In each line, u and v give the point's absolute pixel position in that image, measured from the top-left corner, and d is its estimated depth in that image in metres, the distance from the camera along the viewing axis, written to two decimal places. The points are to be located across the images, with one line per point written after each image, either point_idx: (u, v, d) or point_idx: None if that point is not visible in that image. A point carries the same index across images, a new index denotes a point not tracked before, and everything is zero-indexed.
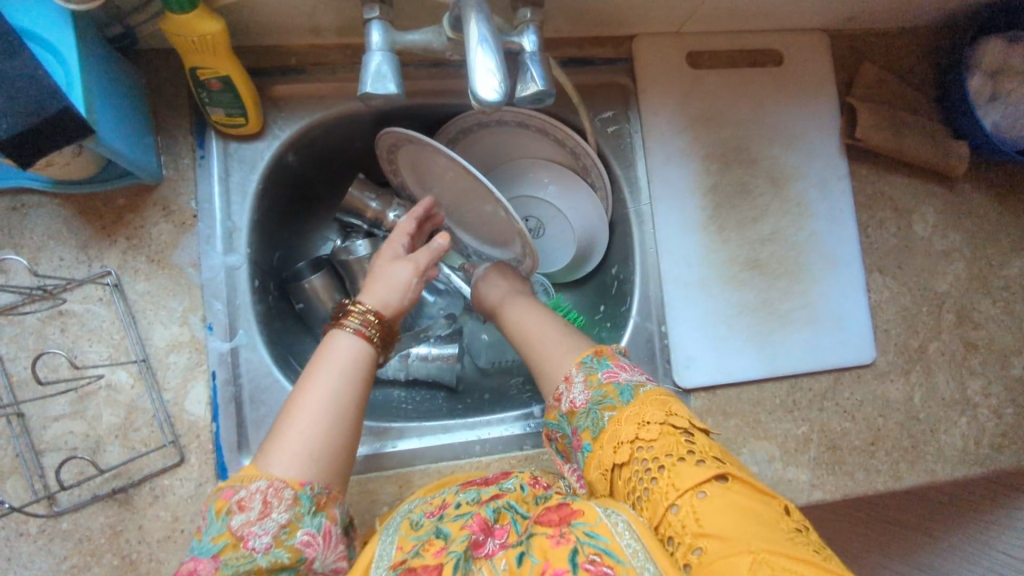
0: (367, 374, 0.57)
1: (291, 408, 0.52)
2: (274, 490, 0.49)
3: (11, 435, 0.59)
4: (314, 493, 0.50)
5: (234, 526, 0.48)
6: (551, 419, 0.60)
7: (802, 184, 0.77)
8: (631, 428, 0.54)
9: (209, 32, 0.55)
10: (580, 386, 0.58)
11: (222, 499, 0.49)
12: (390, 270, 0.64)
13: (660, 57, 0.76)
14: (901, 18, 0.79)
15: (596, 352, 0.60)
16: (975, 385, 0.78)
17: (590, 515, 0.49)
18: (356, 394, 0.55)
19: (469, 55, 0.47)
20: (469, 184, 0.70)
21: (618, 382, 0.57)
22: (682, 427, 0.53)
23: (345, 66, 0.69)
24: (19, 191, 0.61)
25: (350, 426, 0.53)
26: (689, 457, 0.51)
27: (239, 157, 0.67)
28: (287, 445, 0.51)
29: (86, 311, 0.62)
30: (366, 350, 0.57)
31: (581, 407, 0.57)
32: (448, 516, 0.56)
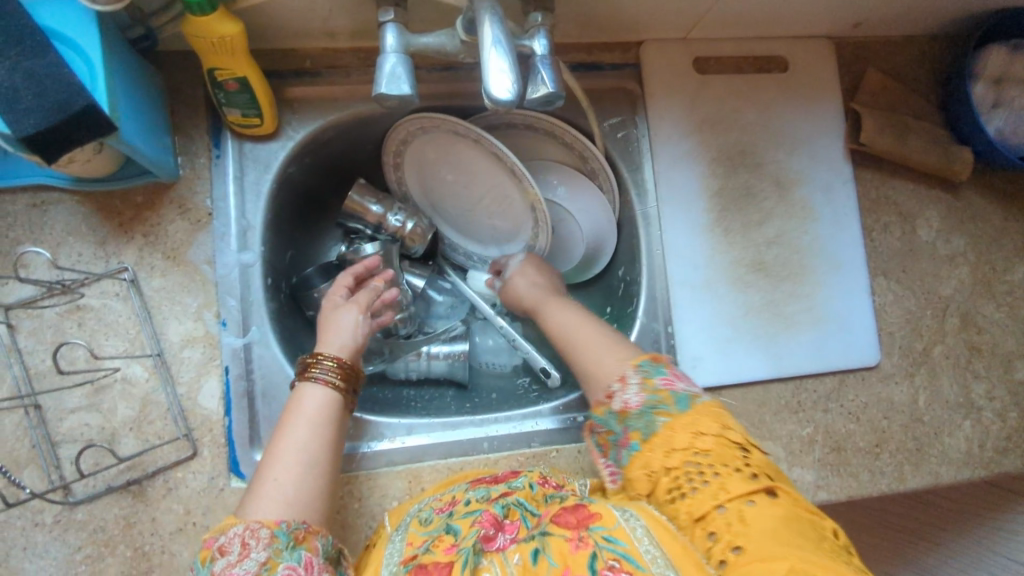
0: (335, 418, 0.59)
1: (266, 460, 0.54)
2: (251, 531, 0.49)
3: (29, 426, 0.60)
4: (291, 529, 0.50)
5: (217, 571, 0.48)
6: (597, 413, 0.58)
7: (807, 188, 0.78)
8: (686, 436, 0.53)
9: (228, 34, 0.56)
10: (635, 388, 0.57)
11: (206, 547, 0.50)
12: (343, 317, 0.66)
13: (667, 62, 0.77)
14: (905, 26, 0.80)
15: (652, 357, 0.59)
16: (979, 388, 0.79)
17: (608, 520, 0.50)
18: (324, 439, 0.56)
19: (483, 57, 0.48)
20: (473, 153, 0.77)
21: (675, 391, 0.56)
22: (738, 443, 0.52)
23: (358, 69, 0.71)
24: (40, 188, 0.63)
25: (322, 469, 0.55)
26: (741, 472, 0.50)
27: (253, 157, 0.69)
28: (265, 492, 0.52)
29: (103, 306, 0.63)
30: (334, 398, 0.60)
31: (634, 408, 0.56)
32: (457, 513, 0.56)
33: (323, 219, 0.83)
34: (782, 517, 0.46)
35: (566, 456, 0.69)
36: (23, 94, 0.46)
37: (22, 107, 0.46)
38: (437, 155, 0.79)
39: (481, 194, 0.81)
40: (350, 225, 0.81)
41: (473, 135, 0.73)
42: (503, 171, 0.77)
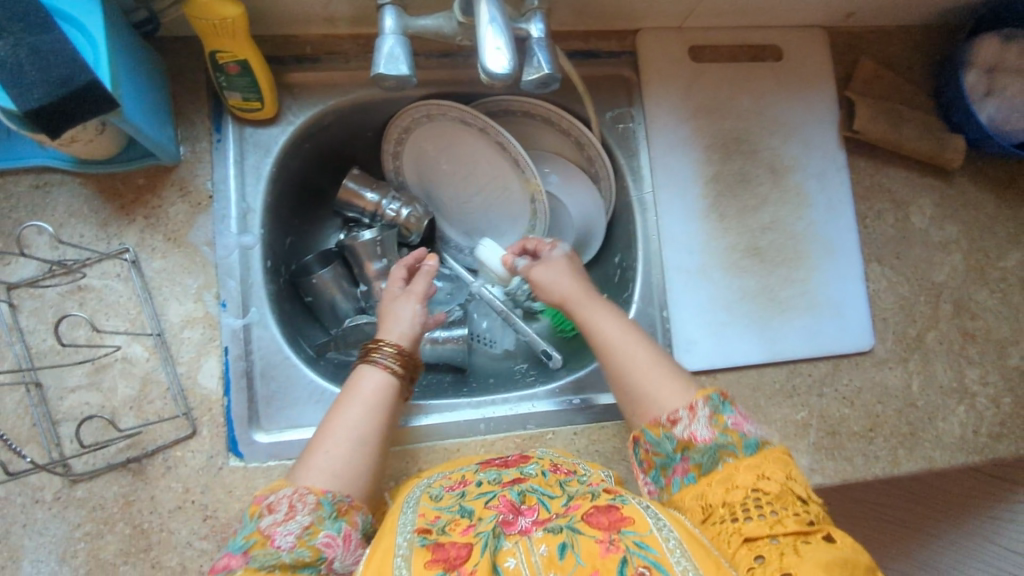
0: (391, 404, 0.60)
1: (320, 433, 0.57)
2: (299, 495, 0.52)
3: (30, 403, 0.61)
4: (335, 500, 0.53)
5: (263, 525, 0.51)
6: (653, 431, 0.59)
7: (801, 175, 0.79)
8: (749, 477, 0.53)
9: (229, 16, 0.57)
10: (704, 421, 0.57)
11: (255, 504, 0.53)
12: (402, 310, 0.67)
13: (663, 51, 0.78)
14: (898, 15, 0.81)
15: (721, 393, 0.59)
16: (973, 374, 0.80)
17: (640, 526, 0.49)
18: (378, 422, 0.58)
19: (479, 34, 0.50)
20: (479, 145, 0.78)
21: (744, 433, 0.56)
22: (801, 492, 0.52)
23: (357, 55, 0.72)
24: (43, 170, 0.64)
25: (373, 449, 0.57)
26: (801, 515, 0.50)
27: (253, 141, 0.69)
28: (314, 463, 0.55)
29: (104, 287, 0.64)
30: (390, 383, 0.61)
31: (700, 441, 0.56)
32: (470, 494, 0.57)
33: (321, 206, 0.83)
34: (837, 555, 0.46)
35: (562, 438, 0.70)
36: (28, 69, 0.47)
37: (27, 81, 0.47)
38: (434, 148, 0.81)
39: (478, 186, 0.82)
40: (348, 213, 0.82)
41: (480, 123, 0.75)
42: (504, 161, 0.78)
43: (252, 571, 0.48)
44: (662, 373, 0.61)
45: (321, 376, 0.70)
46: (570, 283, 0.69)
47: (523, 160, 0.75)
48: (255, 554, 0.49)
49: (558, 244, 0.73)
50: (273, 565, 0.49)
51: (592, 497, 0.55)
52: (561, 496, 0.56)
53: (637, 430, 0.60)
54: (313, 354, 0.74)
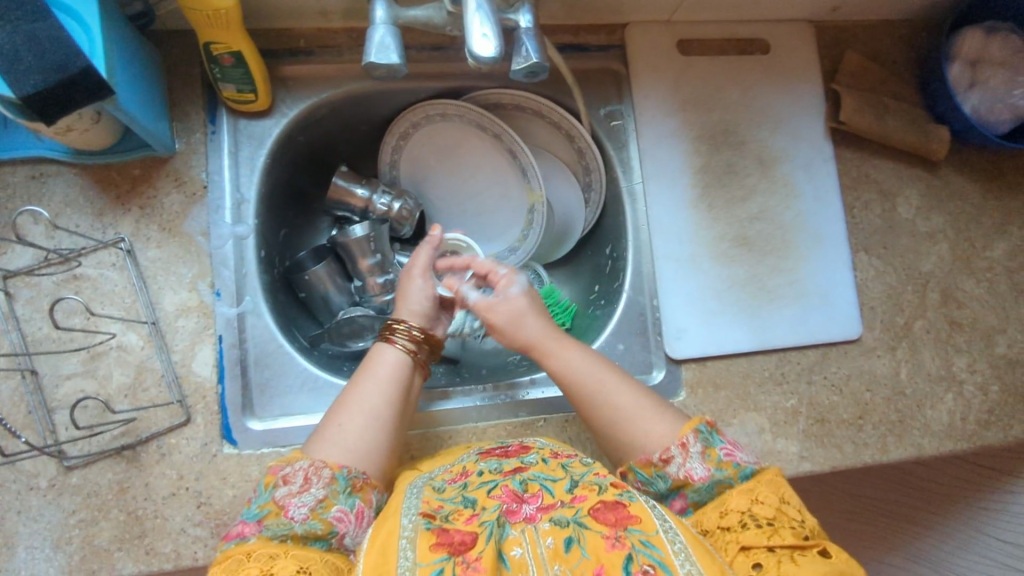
0: (406, 383, 0.62)
1: (337, 407, 0.59)
2: (315, 468, 0.54)
3: (25, 391, 0.62)
4: (351, 476, 0.54)
5: (278, 496, 0.53)
6: (644, 470, 0.57)
7: (789, 166, 0.80)
8: (744, 501, 0.53)
9: (223, 7, 0.58)
10: (698, 457, 0.57)
11: (271, 474, 0.55)
12: (418, 285, 0.68)
13: (651, 44, 0.79)
14: (882, 9, 0.83)
15: (709, 422, 0.59)
16: (961, 362, 0.80)
17: (647, 524, 0.50)
18: (393, 399, 0.60)
19: (466, 22, 0.51)
20: (486, 151, 0.82)
21: (737, 463, 0.57)
22: (796, 507, 0.53)
23: (350, 49, 0.73)
24: (39, 161, 0.65)
25: (389, 426, 0.58)
26: (796, 529, 0.50)
27: (247, 133, 0.70)
28: (331, 436, 0.56)
29: (99, 276, 0.64)
30: (405, 361, 0.63)
31: (698, 480, 0.56)
32: (472, 484, 0.57)
33: (315, 203, 0.84)
34: (834, 568, 0.46)
35: (553, 425, 0.71)
36: (25, 55, 0.48)
37: (23, 67, 0.48)
38: (433, 153, 0.83)
39: (477, 191, 0.84)
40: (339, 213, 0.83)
41: (496, 128, 0.79)
42: (507, 169, 0.82)
43: (265, 540, 0.50)
44: (649, 413, 0.60)
45: (315, 365, 0.71)
46: (535, 326, 0.66)
47: (534, 165, 0.79)
48: (268, 525, 0.51)
49: (513, 277, 0.68)
50: (286, 535, 0.51)
51: (599, 489, 0.54)
52: (564, 481, 0.57)
53: (627, 466, 0.59)
54: (306, 345, 0.75)
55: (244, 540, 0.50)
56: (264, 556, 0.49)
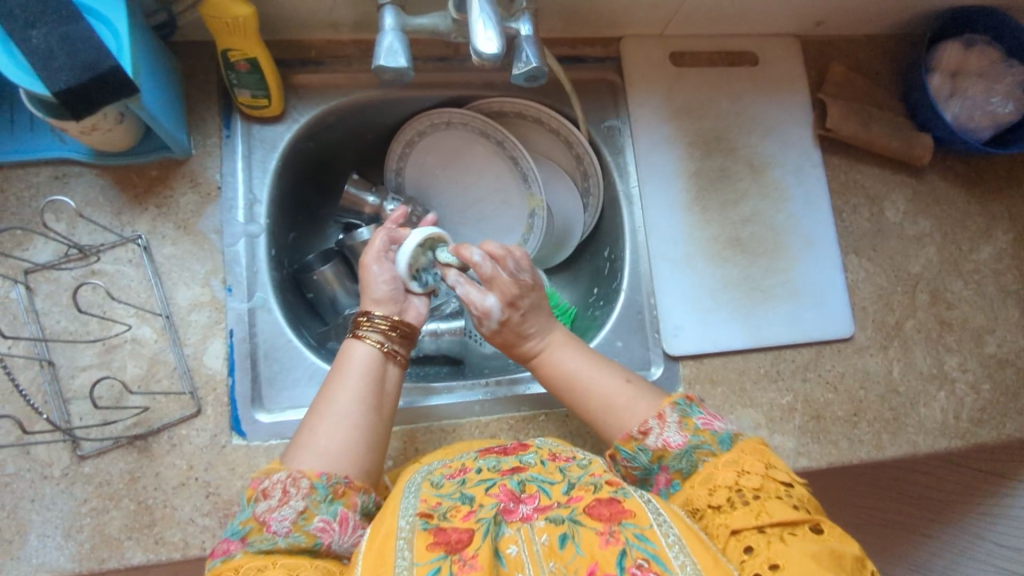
0: (380, 378, 0.62)
1: (309, 413, 0.59)
2: (293, 480, 0.54)
3: (43, 381, 0.63)
4: (331, 483, 0.54)
5: (258, 512, 0.53)
6: (626, 447, 0.60)
7: (780, 171, 0.84)
8: (730, 473, 0.54)
9: (242, 16, 0.62)
10: (675, 427, 0.59)
11: (252, 488, 0.55)
12: (373, 272, 0.65)
13: (645, 56, 0.83)
14: (865, 24, 0.87)
15: (687, 397, 0.61)
16: (952, 361, 0.81)
17: (641, 518, 0.50)
18: (365, 398, 0.60)
19: (470, 26, 0.55)
20: (487, 157, 0.85)
21: (715, 430, 0.58)
22: (782, 479, 0.53)
23: (360, 59, 0.77)
24: (62, 162, 0.68)
25: (362, 426, 0.58)
26: (784, 499, 0.51)
27: (260, 138, 0.74)
28: (305, 444, 0.57)
29: (117, 271, 0.67)
30: (376, 357, 0.63)
31: (676, 448, 0.57)
32: (470, 481, 0.57)
33: (323, 210, 0.87)
34: (824, 545, 0.47)
35: (554, 420, 0.73)
36: (58, 55, 0.51)
37: (56, 65, 0.51)
38: (437, 163, 0.86)
39: (479, 198, 0.87)
40: (348, 220, 0.86)
41: (499, 136, 0.82)
42: (508, 174, 0.85)
43: (251, 555, 0.51)
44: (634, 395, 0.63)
45: (323, 359, 0.73)
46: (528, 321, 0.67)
47: (533, 170, 0.82)
48: (252, 541, 0.52)
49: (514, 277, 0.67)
50: (271, 550, 0.51)
51: (595, 488, 0.54)
52: (562, 483, 0.56)
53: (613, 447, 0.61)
54: (314, 343, 0.77)
55: (230, 556, 0.51)
56: (252, 569, 0.49)
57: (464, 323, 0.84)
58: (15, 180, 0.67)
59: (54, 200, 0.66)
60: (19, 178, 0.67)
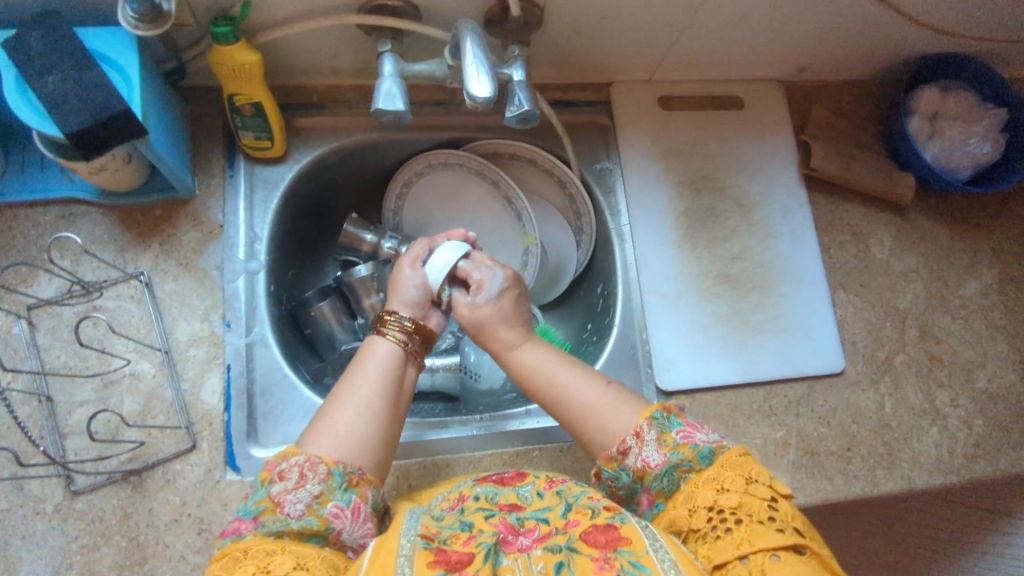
0: (400, 373, 0.63)
1: (328, 401, 0.59)
2: (310, 465, 0.54)
3: (40, 416, 0.64)
4: (346, 471, 0.55)
5: (274, 492, 0.53)
6: (608, 467, 0.59)
7: (767, 210, 0.86)
8: (710, 493, 0.53)
9: (247, 62, 0.65)
10: (653, 444, 0.57)
11: (266, 469, 0.54)
12: (406, 276, 0.69)
13: (634, 100, 0.87)
14: (845, 70, 0.91)
15: (666, 408, 0.60)
16: (943, 396, 0.82)
17: (637, 545, 0.50)
18: (385, 389, 0.60)
19: (465, 71, 0.58)
20: (483, 197, 0.87)
21: (696, 444, 0.56)
22: (764, 494, 0.52)
23: (360, 103, 0.80)
24: (69, 202, 0.70)
25: (381, 417, 0.59)
26: (764, 519, 0.51)
27: (262, 179, 0.76)
28: (324, 429, 0.57)
29: (118, 307, 0.68)
30: (396, 352, 0.64)
31: (655, 467, 0.56)
32: (469, 509, 0.57)
33: (322, 248, 0.89)
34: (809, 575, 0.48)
35: (548, 455, 0.73)
36: (72, 99, 0.54)
37: (70, 108, 0.54)
38: (433, 202, 0.88)
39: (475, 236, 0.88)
40: (346, 257, 0.88)
41: (494, 177, 0.85)
42: (503, 212, 0.87)
43: (262, 537, 0.51)
44: (614, 401, 0.62)
45: (319, 394, 0.73)
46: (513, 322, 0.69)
47: (527, 208, 0.84)
48: (264, 521, 0.52)
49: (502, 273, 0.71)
50: (283, 532, 0.52)
51: (592, 514, 0.54)
52: (559, 506, 0.56)
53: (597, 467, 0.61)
54: (310, 379, 0.77)
55: (240, 537, 0.51)
56: (261, 552, 0.50)
57: (458, 359, 0.86)
58: (23, 220, 0.69)
59: (60, 238, 0.68)
60: (26, 218, 0.69)
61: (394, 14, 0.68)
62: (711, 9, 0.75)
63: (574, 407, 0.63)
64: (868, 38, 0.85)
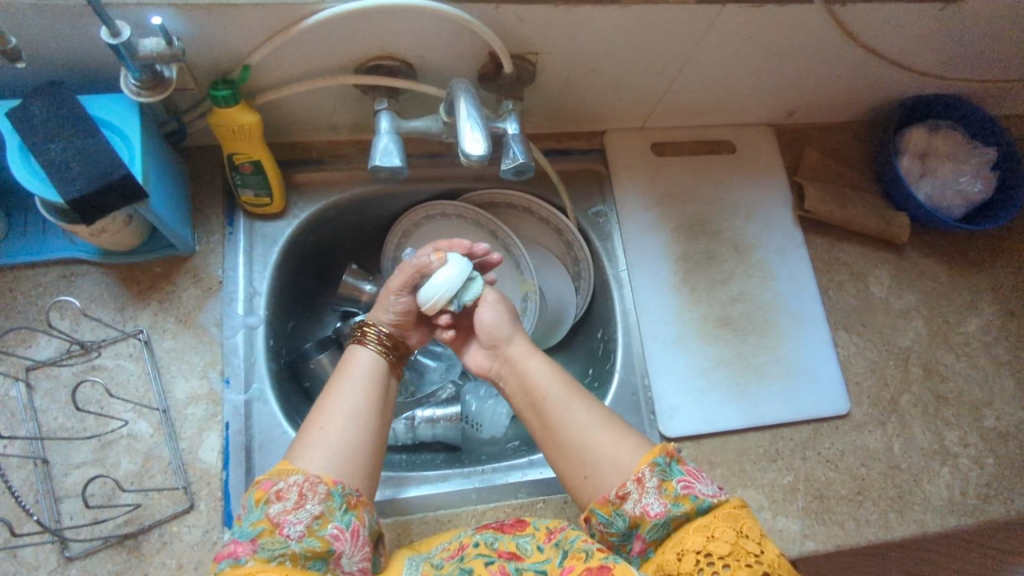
0: (383, 385, 0.64)
1: (316, 412, 0.59)
2: (309, 484, 0.53)
3: (35, 480, 0.63)
4: (346, 492, 0.54)
5: (272, 513, 0.51)
6: (602, 510, 0.57)
7: (764, 252, 0.87)
8: (700, 539, 0.52)
9: (246, 123, 0.66)
10: (654, 492, 0.56)
11: (261, 489, 0.53)
12: (390, 300, 0.68)
13: (627, 148, 0.89)
14: (834, 113, 0.93)
15: (668, 453, 0.58)
16: (952, 436, 0.81)
17: None
18: (372, 402, 0.61)
19: (459, 128, 0.60)
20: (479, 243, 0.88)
21: (695, 496, 0.55)
22: (754, 545, 0.51)
23: (357, 158, 0.82)
24: (70, 262, 0.70)
25: (370, 431, 0.59)
26: (752, 566, 0.49)
27: (262, 234, 0.77)
28: (315, 442, 0.56)
29: (116, 366, 0.68)
30: (379, 363, 0.64)
31: (654, 514, 0.55)
32: (468, 556, 0.56)
33: (320, 300, 0.89)
34: None
35: (553, 507, 0.72)
36: (74, 166, 0.55)
37: (71, 176, 0.55)
38: None
39: None
40: (346, 307, 0.88)
41: (491, 226, 0.86)
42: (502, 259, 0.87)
43: (262, 562, 0.49)
44: (613, 432, 0.61)
45: None
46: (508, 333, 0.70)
47: (523, 253, 0.85)
48: (263, 544, 0.50)
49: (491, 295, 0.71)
50: (283, 555, 0.50)
51: (586, 555, 0.52)
52: (556, 556, 0.55)
53: (588, 508, 0.59)
54: None
55: (239, 561, 0.49)
56: None
57: (459, 408, 0.85)
58: (24, 280, 0.69)
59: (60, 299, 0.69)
60: (27, 278, 0.69)
61: (390, 74, 0.70)
62: (699, 60, 0.77)
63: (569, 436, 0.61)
64: (855, 83, 0.86)
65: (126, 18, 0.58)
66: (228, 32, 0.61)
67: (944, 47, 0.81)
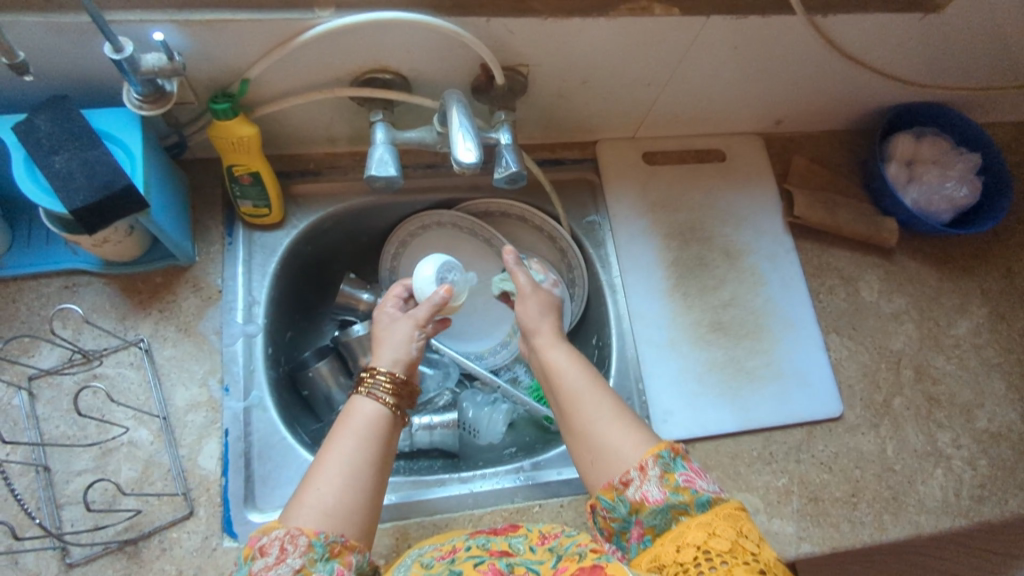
0: (385, 437, 0.61)
1: (312, 469, 0.57)
2: (290, 537, 0.53)
3: (37, 487, 0.64)
4: (328, 541, 0.53)
5: (254, 570, 0.52)
6: (606, 496, 0.59)
7: (754, 257, 0.88)
8: (700, 534, 0.53)
9: (245, 135, 0.67)
10: (655, 481, 0.57)
11: (249, 545, 0.54)
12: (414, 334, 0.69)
13: (619, 157, 0.90)
14: (822, 121, 0.95)
15: (673, 448, 0.59)
16: (945, 437, 0.81)
17: None
18: (371, 456, 0.58)
19: (451, 137, 0.62)
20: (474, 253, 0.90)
21: (695, 490, 0.56)
22: (753, 546, 0.51)
23: (355, 169, 0.84)
24: (72, 273, 0.72)
25: (368, 485, 0.57)
26: (750, 565, 0.49)
27: (261, 244, 0.78)
28: (307, 500, 0.55)
29: (117, 374, 0.69)
30: (383, 414, 0.61)
31: (653, 501, 0.56)
32: (459, 558, 0.56)
33: (318, 309, 0.91)
34: None
35: (549, 511, 0.72)
36: (77, 177, 0.57)
37: (75, 187, 0.57)
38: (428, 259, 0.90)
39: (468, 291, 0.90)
40: (343, 316, 0.89)
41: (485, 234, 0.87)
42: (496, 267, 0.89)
43: None
44: (617, 423, 0.62)
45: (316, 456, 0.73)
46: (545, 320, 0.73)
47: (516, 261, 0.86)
48: None
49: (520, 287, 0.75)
50: None
51: (579, 558, 0.53)
52: (550, 558, 0.55)
53: (592, 497, 0.60)
54: (308, 441, 0.76)
55: None
56: None
57: (456, 415, 0.85)
58: (27, 291, 0.70)
59: (63, 308, 0.70)
60: (30, 289, 0.71)
61: (385, 86, 0.71)
62: (687, 70, 0.79)
63: (578, 423, 0.63)
64: (841, 92, 0.88)
65: (129, 34, 0.60)
66: (226, 46, 0.63)
67: (926, 56, 0.83)
